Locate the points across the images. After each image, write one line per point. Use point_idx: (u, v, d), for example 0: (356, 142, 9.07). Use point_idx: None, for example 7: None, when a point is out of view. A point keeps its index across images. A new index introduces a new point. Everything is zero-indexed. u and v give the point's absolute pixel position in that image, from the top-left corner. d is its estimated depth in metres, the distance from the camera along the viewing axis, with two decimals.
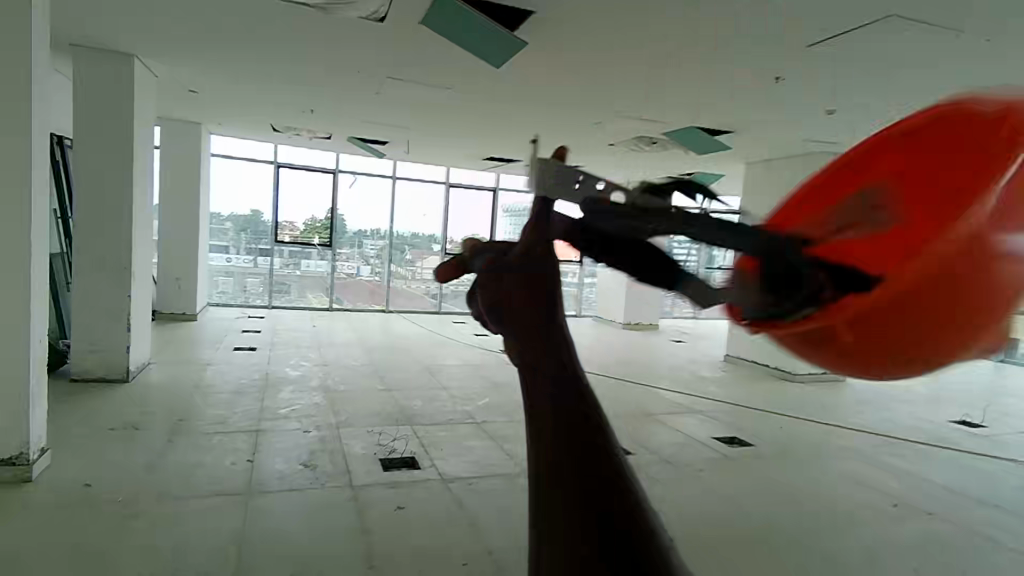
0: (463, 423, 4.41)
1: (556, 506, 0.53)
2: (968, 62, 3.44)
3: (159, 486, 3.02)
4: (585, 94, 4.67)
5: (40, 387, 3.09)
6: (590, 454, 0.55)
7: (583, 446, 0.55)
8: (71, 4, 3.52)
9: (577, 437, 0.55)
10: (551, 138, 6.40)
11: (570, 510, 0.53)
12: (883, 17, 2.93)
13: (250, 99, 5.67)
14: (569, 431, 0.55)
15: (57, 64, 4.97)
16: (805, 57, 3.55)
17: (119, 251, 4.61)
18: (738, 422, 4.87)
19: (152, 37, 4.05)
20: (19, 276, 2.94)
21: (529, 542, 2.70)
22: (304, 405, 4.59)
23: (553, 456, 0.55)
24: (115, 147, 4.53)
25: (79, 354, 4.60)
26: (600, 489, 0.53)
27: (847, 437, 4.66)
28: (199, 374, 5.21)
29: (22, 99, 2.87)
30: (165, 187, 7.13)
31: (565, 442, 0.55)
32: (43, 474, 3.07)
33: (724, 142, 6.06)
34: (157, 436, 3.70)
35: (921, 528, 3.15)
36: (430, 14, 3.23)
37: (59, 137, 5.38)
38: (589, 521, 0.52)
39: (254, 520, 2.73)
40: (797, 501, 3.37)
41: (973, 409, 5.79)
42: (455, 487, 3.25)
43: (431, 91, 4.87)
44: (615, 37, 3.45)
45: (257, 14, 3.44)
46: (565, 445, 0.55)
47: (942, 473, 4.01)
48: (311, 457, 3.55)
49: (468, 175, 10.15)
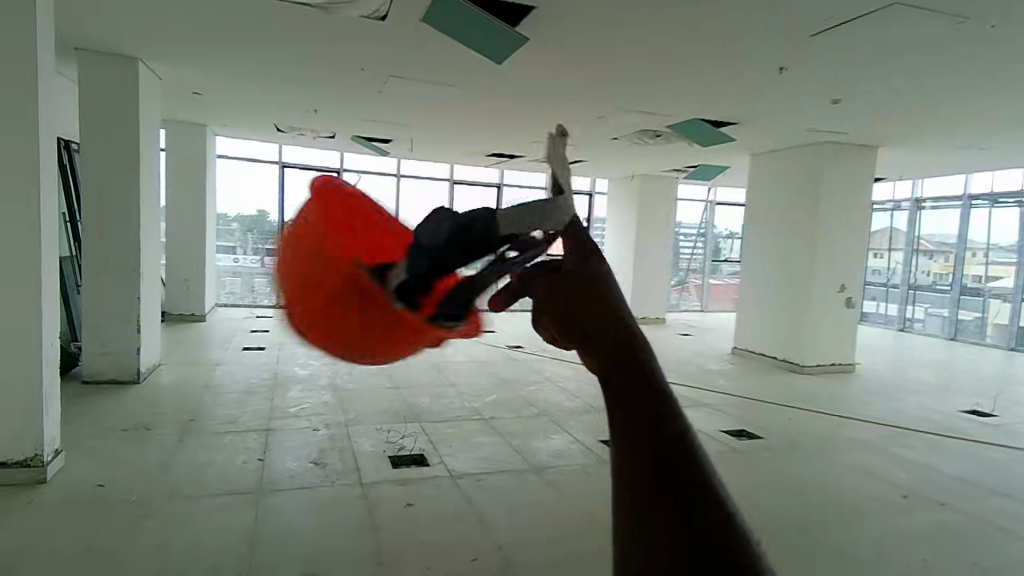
0: (472, 419, 4.42)
1: (639, 504, 0.40)
2: (974, 48, 3.40)
3: (171, 486, 3.05)
4: (588, 88, 4.66)
5: (52, 389, 3.12)
6: (673, 442, 0.42)
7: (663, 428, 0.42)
8: (73, 8, 3.54)
9: (656, 418, 0.42)
10: (554, 133, 6.40)
11: (657, 507, 0.40)
12: (886, 5, 2.90)
13: (254, 100, 5.69)
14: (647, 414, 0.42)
15: (62, 69, 5.00)
16: (809, 47, 3.53)
17: (128, 252, 4.64)
18: (745, 415, 4.86)
19: (155, 40, 4.07)
20: (29, 279, 2.97)
21: (538, 537, 2.72)
22: (313, 403, 4.62)
23: (628, 444, 0.42)
24: (121, 150, 4.56)
25: (91, 356, 4.64)
26: (687, 477, 0.41)
27: (856, 429, 4.64)
28: (209, 374, 5.25)
29: (27, 104, 2.89)
30: (172, 189, 7.17)
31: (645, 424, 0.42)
32: (56, 475, 3.11)
33: (728, 133, 6.03)
34: (168, 436, 3.74)
35: (930, 519, 3.14)
36: (431, 12, 3.23)
37: (66, 141, 5.42)
38: (681, 518, 0.39)
39: (265, 518, 2.75)
40: (805, 493, 3.36)
41: (983, 398, 5.75)
42: (464, 484, 3.26)
43: (434, 89, 4.87)
44: (617, 30, 3.44)
45: (258, 14, 3.45)
46: (644, 427, 0.42)
47: (952, 463, 3.99)
48: (320, 455, 3.58)
49: (473, 172, 10.15)
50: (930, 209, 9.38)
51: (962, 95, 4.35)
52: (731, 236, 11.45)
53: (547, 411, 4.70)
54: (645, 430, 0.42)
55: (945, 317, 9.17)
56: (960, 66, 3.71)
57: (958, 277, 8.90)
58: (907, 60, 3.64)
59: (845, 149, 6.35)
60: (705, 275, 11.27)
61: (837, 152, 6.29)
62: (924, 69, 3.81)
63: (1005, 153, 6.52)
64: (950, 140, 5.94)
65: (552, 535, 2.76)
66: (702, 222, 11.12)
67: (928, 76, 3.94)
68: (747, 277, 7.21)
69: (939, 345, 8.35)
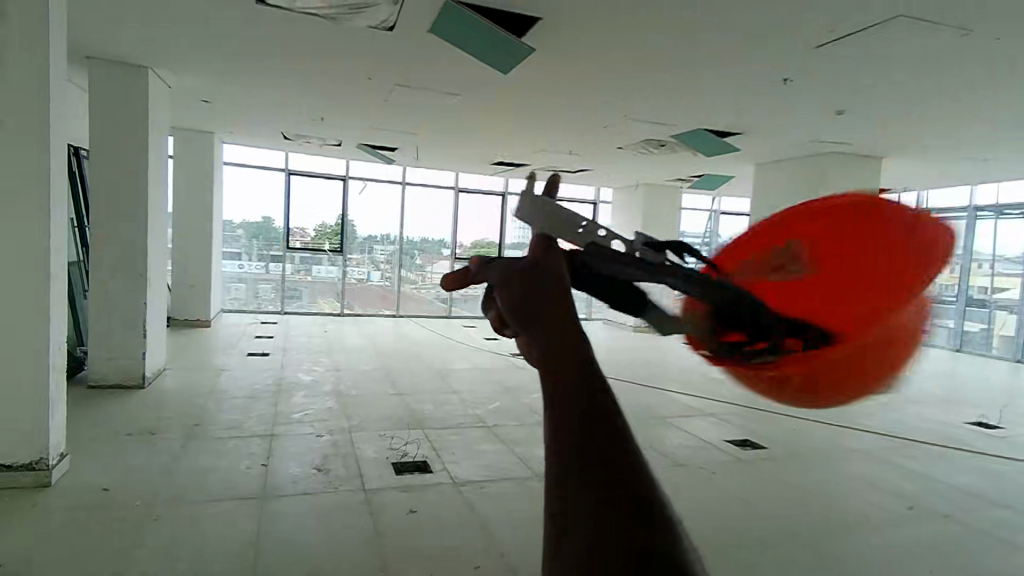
0: (474, 427, 4.41)
1: (576, 483, 0.49)
2: (978, 60, 3.42)
3: (176, 490, 3.05)
4: (593, 98, 4.68)
5: (59, 393, 3.14)
6: (609, 428, 0.51)
7: (599, 420, 0.51)
8: (87, 17, 3.59)
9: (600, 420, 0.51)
10: (559, 141, 6.42)
11: (591, 483, 0.49)
12: (889, 17, 2.93)
13: (262, 108, 5.74)
14: (584, 404, 0.51)
15: (73, 76, 5.05)
16: (813, 58, 3.55)
17: (135, 258, 4.67)
18: (749, 424, 4.85)
19: (166, 48, 4.12)
20: (40, 284, 3.00)
21: (539, 544, 2.72)
22: (317, 409, 4.62)
23: (573, 427, 0.51)
24: (130, 157, 4.60)
25: (96, 360, 4.67)
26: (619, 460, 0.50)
27: (861, 439, 4.62)
28: (213, 379, 5.26)
29: (40, 109, 2.93)
30: (179, 195, 7.22)
31: (585, 415, 0.51)
32: (61, 479, 3.12)
33: (733, 143, 6.05)
34: (173, 441, 3.75)
35: (935, 530, 3.12)
36: (438, 22, 3.26)
37: (75, 147, 5.48)
38: (613, 496, 0.48)
39: (268, 523, 2.75)
40: (808, 503, 3.35)
41: (989, 409, 5.72)
42: (467, 491, 3.25)
43: (439, 98, 4.91)
44: (623, 41, 3.47)
45: (267, 24, 3.49)
46: (584, 419, 0.51)
47: (958, 474, 3.96)
48: (323, 461, 3.58)
49: (477, 180, 10.19)
50: None
51: (965, 107, 4.37)
52: None
53: None
54: (585, 422, 0.51)
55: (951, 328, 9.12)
56: (963, 78, 3.73)
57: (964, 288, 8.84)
58: (911, 71, 3.66)
59: (849, 159, 6.37)
60: None
61: (842, 163, 6.33)
62: (928, 81, 3.83)
63: (1010, 165, 6.52)
64: (955, 151, 5.95)
65: None
66: None
67: (932, 87, 3.96)
68: None
69: (944, 357, 8.30)
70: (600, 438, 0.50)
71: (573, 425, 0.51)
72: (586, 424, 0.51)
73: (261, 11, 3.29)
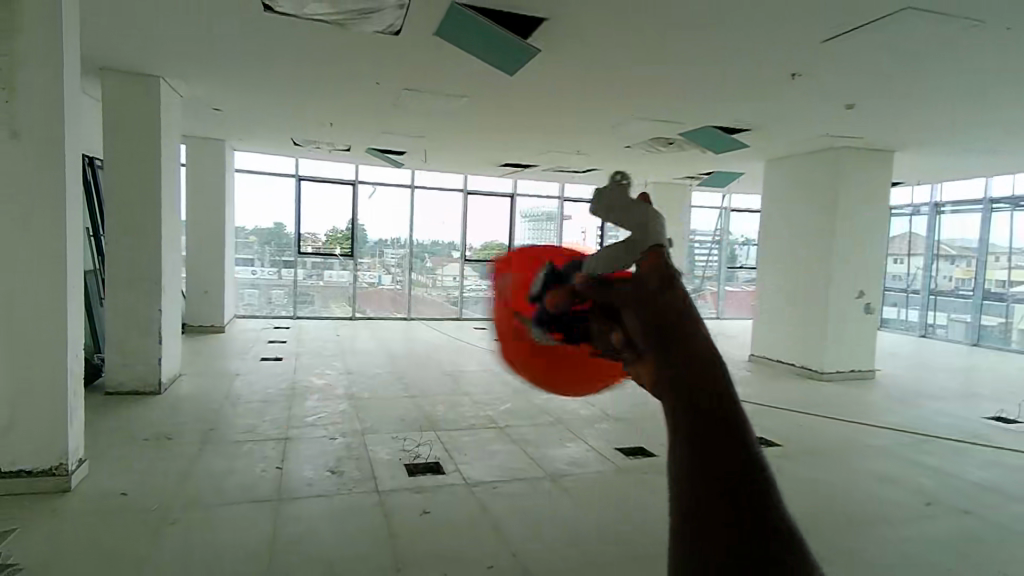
0: (487, 428, 4.43)
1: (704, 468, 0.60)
2: (985, 51, 3.38)
3: (192, 494, 3.08)
4: (600, 97, 4.68)
5: (77, 400, 3.19)
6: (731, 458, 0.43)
7: (726, 453, 0.43)
8: (99, 29, 3.66)
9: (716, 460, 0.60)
10: (566, 142, 6.42)
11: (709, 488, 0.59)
12: (897, 9, 2.90)
13: (271, 115, 5.80)
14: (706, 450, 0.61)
15: (87, 88, 5.15)
16: (820, 53, 3.53)
17: (151, 266, 4.74)
18: (762, 422, 4.81)
19: (178, 59, 4.18)
20: (58, 294, 3.05)
21: (551, 542, 2.73)
22: (329, 413, 4.65)
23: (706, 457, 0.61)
24: (143, 166, 4.67)
25: (113, 367, 4.73)
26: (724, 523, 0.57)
27: (878, 436, 4.57)
28: (228, 384, 5.32)
29: (55, 119, 2.98)
30: (192, 203, 7.31)
31: (710, 449, 0.43)
32: (80, 483, 3.17)
33: (741, 140, 6.02)
34: (188, 445, 3.79)
35: (952, 525, 3.08)
36: (442, 25, 3.29)
37: (90, 157, 5.59)
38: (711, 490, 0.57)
39: (284, 525, 2.78)
40: (823, 500, 3.33)
41: (1008, 404, 5.63)
42: (478, 491, 3.26)
43: (447, 102, 4.94)
44: (629, 39, 3.46)
45: (275, 32, 3.53)
46: (706, 450, 0.43)
47: (976, 469, 3.91)
48: (337, 463, 3.60)
49: (487, 182, 10.22)
50: (950, 213, 9.26)
51: (975, 99, 4.32)
52: (746, 243, 11.40)
53: (562, 419, 4.69)
54: (705, 454, 0.43)
55: (968, 322, 8.97)
56: (973, 68, 3.68)
57: (980, 282, 8.72)
58: (919, 63, 3.63)
59: (861, 153, 6.30)
60: (721, 281, 11.15)
61: (856, 159, 6.25)
62: (939, 72, 3.78)
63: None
64: (968, 143, 5.87)
65: (565, 544, 2.72)
66: (717, 228, 11.08)
67: (941, 79, 3.92)
68: (764, 283, 7.15)
69: (961, 352, 8.19)
70: (726, 469, 0.43)
71: (698, 452, 0.43)
72: (711, 459, 0.43)
73: (268, 19, 3.33)
